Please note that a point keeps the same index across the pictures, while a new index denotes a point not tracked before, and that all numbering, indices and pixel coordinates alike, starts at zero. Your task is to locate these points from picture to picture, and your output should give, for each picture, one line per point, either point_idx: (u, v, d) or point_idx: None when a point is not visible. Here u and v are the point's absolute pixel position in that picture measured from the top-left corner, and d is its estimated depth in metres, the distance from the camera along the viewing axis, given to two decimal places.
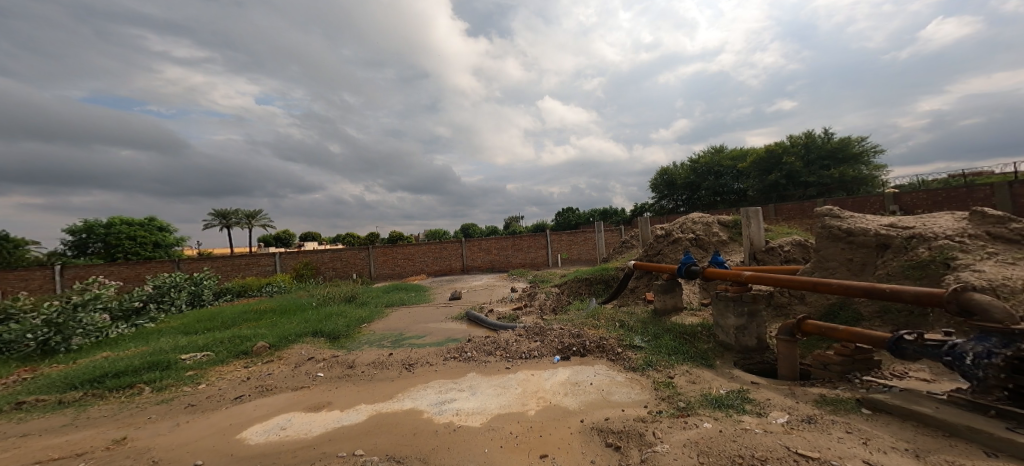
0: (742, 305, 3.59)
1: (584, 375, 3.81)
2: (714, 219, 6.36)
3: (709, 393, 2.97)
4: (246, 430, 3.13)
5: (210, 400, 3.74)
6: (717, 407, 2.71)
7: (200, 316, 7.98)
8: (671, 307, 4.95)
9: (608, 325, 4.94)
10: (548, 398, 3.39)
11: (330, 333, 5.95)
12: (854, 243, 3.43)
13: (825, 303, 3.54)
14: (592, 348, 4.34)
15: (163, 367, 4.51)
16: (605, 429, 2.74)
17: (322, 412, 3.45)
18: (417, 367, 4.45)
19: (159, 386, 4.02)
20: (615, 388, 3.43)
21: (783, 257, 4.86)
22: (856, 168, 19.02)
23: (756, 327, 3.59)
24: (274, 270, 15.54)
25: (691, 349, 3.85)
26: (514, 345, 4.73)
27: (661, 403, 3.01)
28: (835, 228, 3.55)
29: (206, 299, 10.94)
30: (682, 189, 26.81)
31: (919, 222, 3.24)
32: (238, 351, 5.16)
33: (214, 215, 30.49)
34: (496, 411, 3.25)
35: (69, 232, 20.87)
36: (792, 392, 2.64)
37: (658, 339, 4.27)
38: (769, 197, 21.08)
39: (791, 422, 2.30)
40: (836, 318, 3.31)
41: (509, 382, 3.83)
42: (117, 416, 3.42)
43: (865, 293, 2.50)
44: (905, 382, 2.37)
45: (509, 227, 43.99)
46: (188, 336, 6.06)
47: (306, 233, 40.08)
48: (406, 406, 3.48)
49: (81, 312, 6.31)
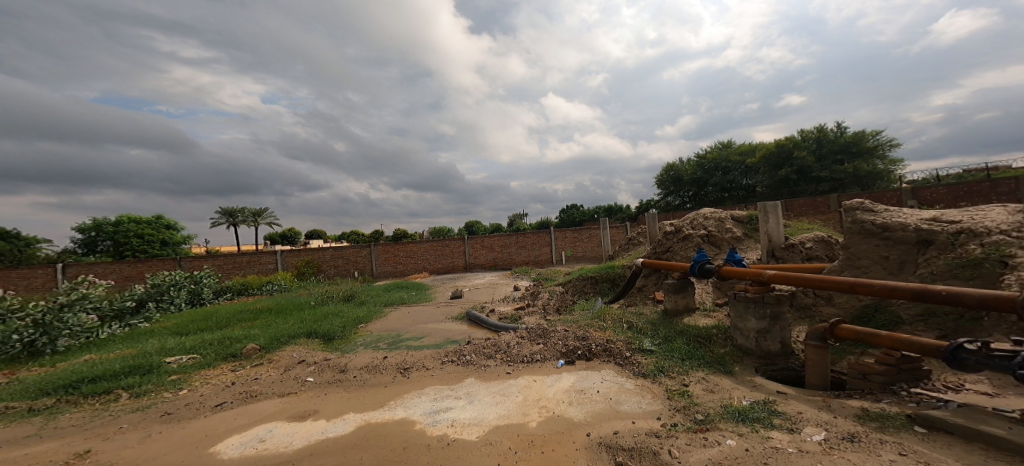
0: (764, 306, 3.29)
1: (589, 381, 3.53)
2: (727, 214, 6.04)
3: (730, 405, 2.66)
4: (221, 442, 2.90)
5: (190, 408, 3.50)
6: (741, 421, 2.41)
7: (195, 316, 7.78)
8: (683, 308, 4.64)
9: (616, 327, 4.63)
10: (551, 408, 3.11)
11: (324, 334, 5.70)
12: (890, 239, 3.12)
13: (856, 304, 3.23)
14: (599, 353, 4.04)
15: (145, 371, 4.29)
16: (614, 445, 2.45)
17: (307, 422, 3.20)
18: (413, 371, 4.18)
19: (138, 392, 3.80)
20: (625, 396, 3.14)
21: (805, 255, 4.53)
22: (871, 163, 18.51)
23: (779, 331, 3.29)
24: (275, 268, 15.37)
25: (707, 354, 3.54)
26: (515, 348, 4.44)
27: (676, 415, 2.71)
28: (868, 223, 3.24)
29: (206, 297, 10.78)
30: (689, 185, 26.33)
31: (967, 216, 2.91)
32: (226, 354, 4.93)
33: (220, 213, 30.61)
34: (495, 422, 2.97)
35: (77, 231, 20.94)
36: (827, 405, 2.32)
37: (670, 342, 3.96)
38: (779, 193, 20.63)
39: (830, 440, 1.99)
40: (870, 321, 2.99)
41: (509, 389, 3.55)
42: (88, 425, 3.20)
43: (914, 295, 2.19)
44: (964, 397, 2.04)
45: (513, 224, 43.80)
46: (177, 338, 5.84)
47: (312, 232, 40.18)
48: (397, 416, 3.22)
49: (68, 312, 6.10)
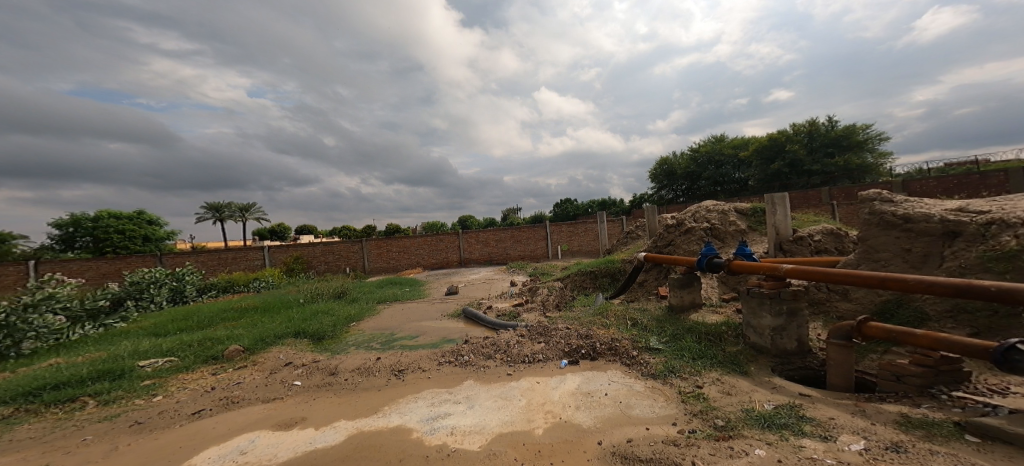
0: (780, 303, 3.12)
1: (596, 383, 3.33)
2: (730, 207, 5.88)
3: (752, 410, 2.49)
4: (197, 455, 2.66)
5: (163, 416, 3.23)
6: (767, 428, 2.24)
7: (176, 315, 7.40)
8: (688, 304, 4.48)
9: (620, 325, 4.45)
10: (558, 413, 2.91)
11: (313, 334, 5.44)
12: (912, 231, 2.96)
13: (876, 300, 3.07)
14: (604, 351, 3.85)
15: (116, 376, 3.99)
16: (629, 454, 2.27)
17: (293, 431, 2.96)
18: (408, 373, 3.94)
19: (106, 400, 3.52)
20: (635, 399, 2.95)
21: (814, 248, 4.39)
22: (860, 156, 18.68)
23: (796, 328, 3.13)
24: (262, 264, 14.93)
25: (719, 353, 3.37)
26: (516, 347, 4.22)
27: (693, 421, 2.54)
28: (888, 214, 3.07)
29: (189, 295, 10.36)
30: (682, 179, 26.40)
31: (995, 205, 2.77)
32: (207, 356, 4.63)
33: (206, 208, 29.95)
34: (498, 430, 2.76)
35: (55, 226, 20.15)
36: (861, 410, 2.17)
37: (679, 340, 3.79)
38: (772, 186, 20.73)
39: (871, 450, 1.82)
40: (893, 316, 2.85)
41: (511, 392, 3.34)
42: (47, 438, 2.93)
43: (958, 291, 2.02)
44: (1013, 402, 1.89)
45: (507, 219, 43.54)
46: (155, 339, 5.51)
47: (302, 228, 39.45)
48: (392, 424, 2.99)
49: (33, 313, 5.73)
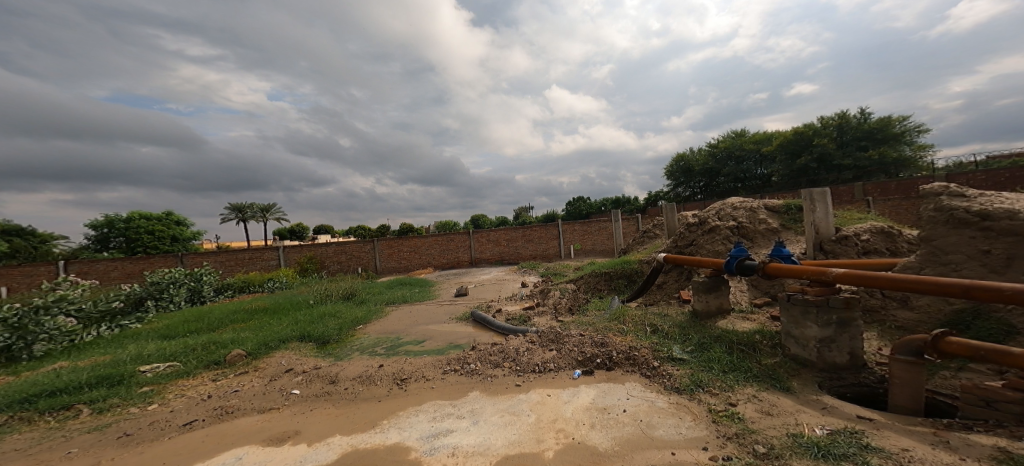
0: (829, 312, 2.73)
1: (613, 397, 3.00)
2: (759, 204, 5.44)
3: (801, 435, 2.12)
4: None
5: (152, 427, 3.06)
6: (823, 458, 1.87)
7: (188, 316, 7.37)
8: (715, 309, 4.09)
9: (638, 331, 4.09)
10: (571, 432, 2.60)
11: (318, 337, 5.25)
12: (991, 230, 2.57)
13: (945, 309, 2.67)
14: (621, 362, 3.51)
15: (114, 383, 3.88)
16: None
17: (284, 447, 2.75)
18: (411, 382, 3.69)
19: (101, 408, 3.40)
20: (658, 418, 2.61)
21: (861, 248, 3.96)
22: (897, 149, 17.62)
23: (847, 340, 2.74)
24: (277, 264, 15.03)
25: (754, 366, 2.99)
26: (526, 355, 3.92)
27: (728, 446, 2.19)
28: (960, 210, 2.69)
29: (207, 295, 10.46)
30: (701, 175, 25.64)
31: None
32: (208, 361, 4.49)
33: (230, 208, 30.79)
34: (503, 452, 2.46)
35: (90, 226, 20.97)
36: (943, 439, 1.81)
37: (706, 350, 3.42)
38: (798, 182, 19.85)
39: None
40: (969, 328, 2.46)
41: (519, 406, 3.04)
42: (33, 450, 2.82)
43: None
44: None
45: (520, 218, 43.25)
46: (161, 342, 5.43)
47: (319, 227, 40.05)
48: (390, 441, 2.73)
49: (45, 315, 5.73)
